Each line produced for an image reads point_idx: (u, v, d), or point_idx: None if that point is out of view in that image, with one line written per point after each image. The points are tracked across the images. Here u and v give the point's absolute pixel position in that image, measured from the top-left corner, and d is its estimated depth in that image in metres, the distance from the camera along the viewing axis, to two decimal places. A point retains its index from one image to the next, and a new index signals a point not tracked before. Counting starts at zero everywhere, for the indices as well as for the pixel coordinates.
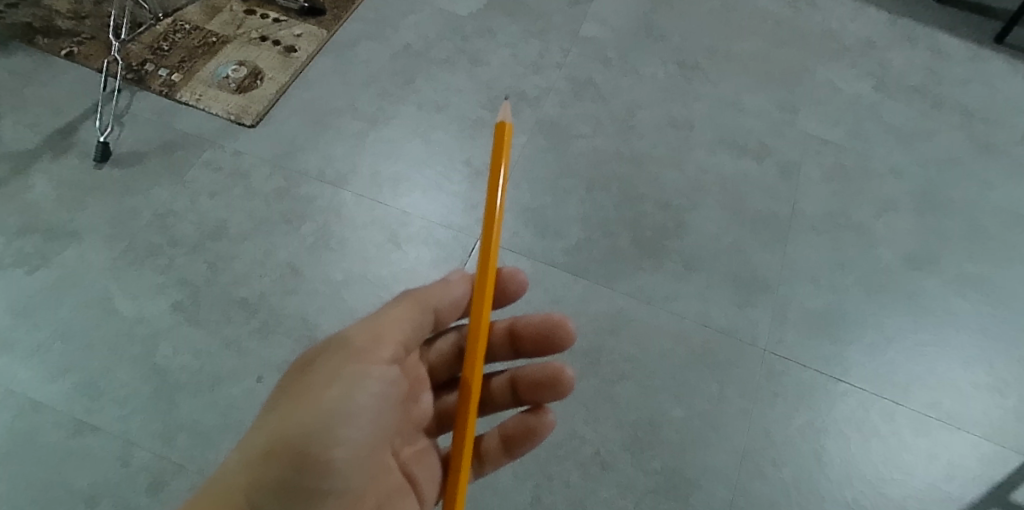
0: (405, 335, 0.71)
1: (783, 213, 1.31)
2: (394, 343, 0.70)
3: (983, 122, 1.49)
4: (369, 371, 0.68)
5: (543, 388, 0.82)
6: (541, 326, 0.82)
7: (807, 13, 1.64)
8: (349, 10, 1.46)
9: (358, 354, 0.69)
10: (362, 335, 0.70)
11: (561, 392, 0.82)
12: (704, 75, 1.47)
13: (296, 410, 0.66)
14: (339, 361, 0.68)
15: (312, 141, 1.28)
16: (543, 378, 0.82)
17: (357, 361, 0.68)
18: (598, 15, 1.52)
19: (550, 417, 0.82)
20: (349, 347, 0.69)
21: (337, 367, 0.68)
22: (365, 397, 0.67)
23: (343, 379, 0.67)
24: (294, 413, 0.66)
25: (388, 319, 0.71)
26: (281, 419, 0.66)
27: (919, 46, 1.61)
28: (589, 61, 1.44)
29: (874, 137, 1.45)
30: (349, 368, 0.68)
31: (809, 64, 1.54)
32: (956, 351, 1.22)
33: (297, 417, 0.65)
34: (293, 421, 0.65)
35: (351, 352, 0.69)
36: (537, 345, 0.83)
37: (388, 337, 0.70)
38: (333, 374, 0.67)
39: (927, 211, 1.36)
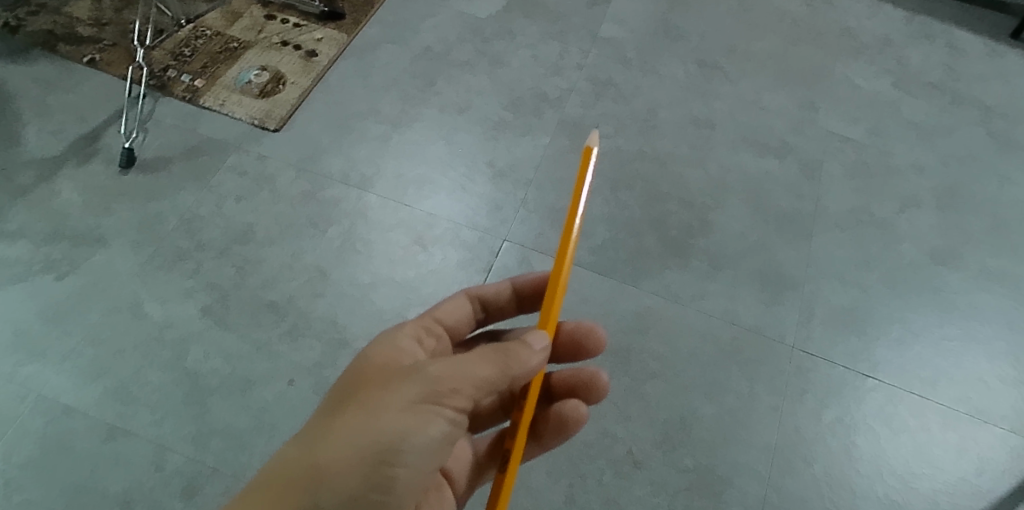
0: (484, 385, 0.64)
1: (808, 210, 1.31)
2: (473, 391, 0.64)
3: (1003, 117, 1.50)
4: (442, 410, 0.63)
5: (575, 391, 0.85)
6: (578, 334, 0.82)
7: (824, 11, 1.64)
8: (369, 15, 1.47)
9: (435, 392, 0.63)
10: (442, 373, 0.63)
11: (596, 396, 0.84)
12: (723, 74, 1.47)
13: (360, 433, 0.62)
14: (414, 392, 0.63)
15: (337, 145, 1.29)
16: (575, 381, 0.85)
17: (432, 400, 0.63)
18: (616, 16, 1.52)
19: (581, 412, 0.80)
20: (427, 383, 0.63)
21: (410, 398, 0.63)
22: (432, 435, 0.63)
23: (414, 413, 0.63)
24: (358, 438, 0.62)
25: (471, 362, 0.64)
26: (343, 443, 0.62)
27: (937, 42, 1.62)
28: (608, 61, 1.45)
29: (895, 134, 1.45)
30: (422, 404, 0.63)
31: (827, 63, 1.54)
32: (983, 345, 1.22)
33: (362, 444, 0.62)
34: (357, 446, 0.62)
35: (427, 387, 0.63)
36: (569, 351, 0.83)
37: (468, 384, 0.63)
38: (405, 405, 0.63)
39: (950, 207, 1.37)
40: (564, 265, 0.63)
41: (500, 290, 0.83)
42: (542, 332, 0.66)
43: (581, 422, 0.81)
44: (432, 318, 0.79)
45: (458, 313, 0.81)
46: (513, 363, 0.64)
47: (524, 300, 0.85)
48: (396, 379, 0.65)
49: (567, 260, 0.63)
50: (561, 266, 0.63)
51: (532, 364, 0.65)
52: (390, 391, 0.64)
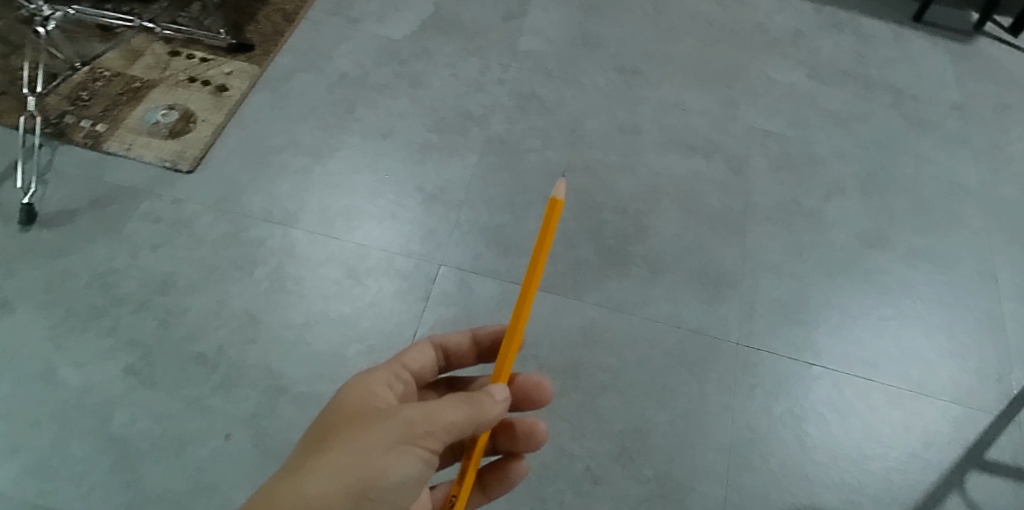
0: (458, 430, 0.61)
1: (739, 206, 1.33)
2: (451, 434, 0.61)
3: (912, 98, 1.60)
4: (421, 453, 0.60)
5: (519, 437, 0.76)
6: (528, 386, 0.77)
7: (734, 9, 1.68)
8: (279, 44, 1.42)
9: (416, 433, 0.60)
10: (425, 413, 0.60)
11: (534, 444, 0.76)
12: (645, 79, 1.48)
13: (339, 473, 0.57)
14: (395, 432, 0.59)
15: (257, 181, 1.23)
16: (518, 427, 0.76)
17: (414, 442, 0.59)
18: (534, 28, 1.52)
19: (524, 466, 0.79)
20: (404, 425, 0.60)
21: (391, 438, 0.59)
22: (407, 480, 0.60)
23: (396, 453, 0.59)
24: (338, 478, 0.57)
25: (450, 403, 0.62)
26: (320, 483, 0.57)
27: (845, 31, 1.71)
28: (530, 74, 1.44)
29: (813, 124, 1.50)
30: (403, 445, 0.59)
31: (743, 59, 1.57)
32: (917, 321, 1.28)
33: (339, 485, 0.57)
34: (336, 486, 0.57)
35: (409, 426, 0.60)
36: (516, 400, 0.78)
37: (444, 429, 0.60)
38: (387, 445, 0.59)
39: (872, 191, 1.42)
40: (523, 320, 0.61)
41: (466, 340, 0.78)
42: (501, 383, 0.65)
43: (521, 473, 0.79)
44: (403, 366, 0.73)
45: (425, 362, 0.75)
46: (484, 408, 0.62)
47: (487, 351, 0.80)
48: (374, 419, 0.61)
49: (525, 314, 0.60)
50: (519, 321, 0.61)
51: (496, 413, 0.63)
52: (370, 430, 0.60)
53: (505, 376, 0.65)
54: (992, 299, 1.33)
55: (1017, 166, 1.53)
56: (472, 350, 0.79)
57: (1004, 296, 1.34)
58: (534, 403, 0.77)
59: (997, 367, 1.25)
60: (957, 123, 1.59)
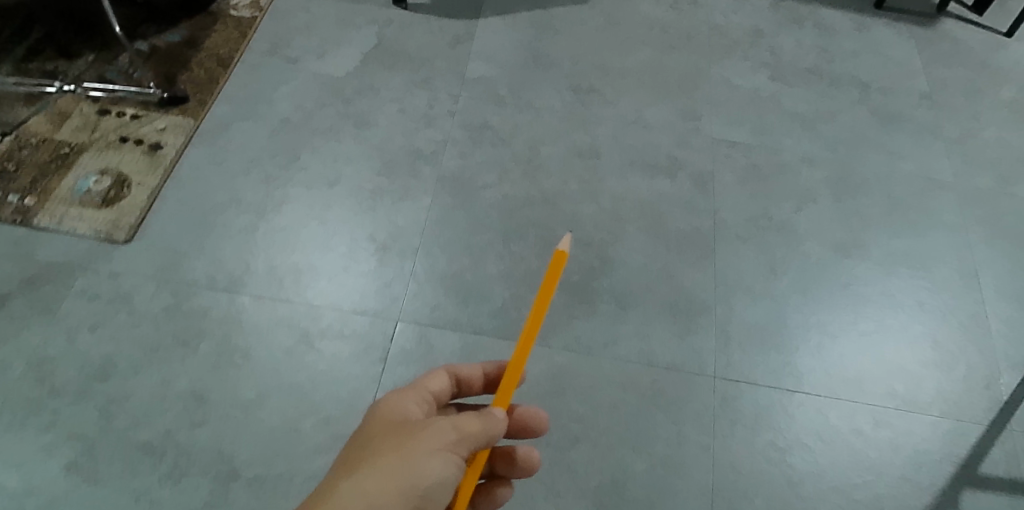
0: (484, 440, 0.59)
1: (707, 226, 1.27)
2: (481, 442, 0.60)
3: (880, 92, 1.55)
4: (458, 462, 0.58)
5: (514, 464, 0.71)
6: (530, 420, 0.70)
7: (691, 12, 1.61)
8: (214, 93, 1.35)
9: (451, 442, 0.58)
10: (457, 421, 0.59)
11: (527, 472, 0.71)
12: (601, 97, 1.42)
13: (382, 486, 0.55)
14: (434, 440, 0.58)
15: (198, 246, 1.17)
16: (516, 457, 0.71)
17: (452, 449, 0.57)
18: (483, 52, 1.46)
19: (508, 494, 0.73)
20: (438, 434, 0.58)
21: (431, 446, 0.57)
22: (446, 493, 0.57)
23: (437, 461, 0.57)
24: (385, 489, 0.55)
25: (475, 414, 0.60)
26: (366, 497, 0.54)
27: (806, 26, 1.64)
28: (481, 103, 1.38)
29: (779, 129, 1.43)
30: (441, 455, 0.57)
31: (703, 66, 1.51)
32: (900, 332, 1.23)
33: (385, 499, 0.54)
34: (381, 498, 0.54)
35: (444, 434, 0.58)
36: (513, 431, 0.71)
37: (472, 438, 0.59)
38: (426, 453, 0.57)
39: (844, 196, 1.36)
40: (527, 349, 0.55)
41: (480, 371, 0.72)
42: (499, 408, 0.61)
43: (502, 501, 0.73)
44: (427, 392, 0.67)
45: (441, 390, 0.68)
46: (503, 420, 0.61)
47: (495, 383, 0.74)
48: (409, 432, 0.59)
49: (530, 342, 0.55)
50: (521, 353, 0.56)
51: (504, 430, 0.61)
52: (408, 441, 0.58)
53: (508, 400, 0.61)
54: (976, 298, 1.28)
55: (991, 155, 1.48)
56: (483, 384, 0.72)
57: (987, 294, 1.29)
58: (530, 432, 0.70)
59: (984, 372, 1.20)
60: (928, 113, 1.53)
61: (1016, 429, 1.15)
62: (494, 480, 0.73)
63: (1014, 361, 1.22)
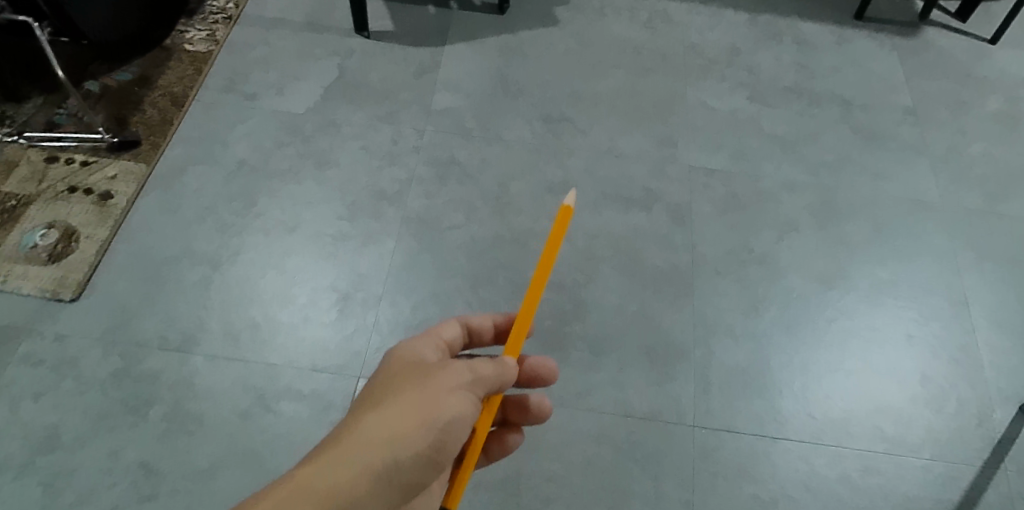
0: (496, 382, 0.64)
1: (685, 262, 1.22)
2: (495, 385, 0.64)
3: (862, 110, 1.45)
4: (475, 401, 0.62)
5: (525, 409, 0.78)
6: (541, 371, 0.76)
7: (666, 29, 1.53)
8: (167, 135, 1.29)
9: (469, 381, 0.62)
10: (472, 365, 0.64)
11: (538, 418, 0.79)
12: (573, 126, 1.35)
13: (408, 418, 0.58)
14: (454, 379, 0.62)
15: (149, 303, 1.11)
16: (528, 403, 0.78)
17: (472, 387, 0.61)
18: (449, 82, 1.40)
19: (520, 439, 0.80)
20: (457, 373, 0.62)
21: (451, 384, 0.61)
22: (466, 429, 0.61)
23: (458, 398, 0.61)
24: (411, 421, 0.58)
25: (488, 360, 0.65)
26: (393, 429, 0.58)
27: (785, 41, 1.55)
28: (447, 137, 1.33)
29: (758, 154, 1.36)
30: (461, 393, 0.61)
31: (678, 88, 1.43)
32: (889, 368, 1.17)
33: (411, 430, 0.58)
34: (407, 431, 0.58)
35: (461, 375, 0.62)
36: (525, 380, 0.77)
37: (486, 378, 0.63)
38: (447, 391, 0.61)
39: (827, 223, 1.30)
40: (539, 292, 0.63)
41: (490, 324, 0.77)
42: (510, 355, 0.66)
43: (512, 447, 0.80)
44: (441, 340, 0.71)
45: (453, 340, 0.73)
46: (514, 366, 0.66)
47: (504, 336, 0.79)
48: (428, 373, 0.63)
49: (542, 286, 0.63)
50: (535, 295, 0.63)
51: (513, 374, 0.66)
52: (428, 380, 0.62)
53: (519, 347, 0.67)
54: (967, 328, 1.23)
55: (980, 172, 1.40)
56: (492, 335, 0.77)
57: (979, 323, 1.23)
58: (541, 381, 0.76)
59: (976, 409, 1.15)
60: (913, 130, 1.45)
61: (1011, 470, 1.10)
62: (504, 425, 0.80)
63: (1007, 396, 1.17)
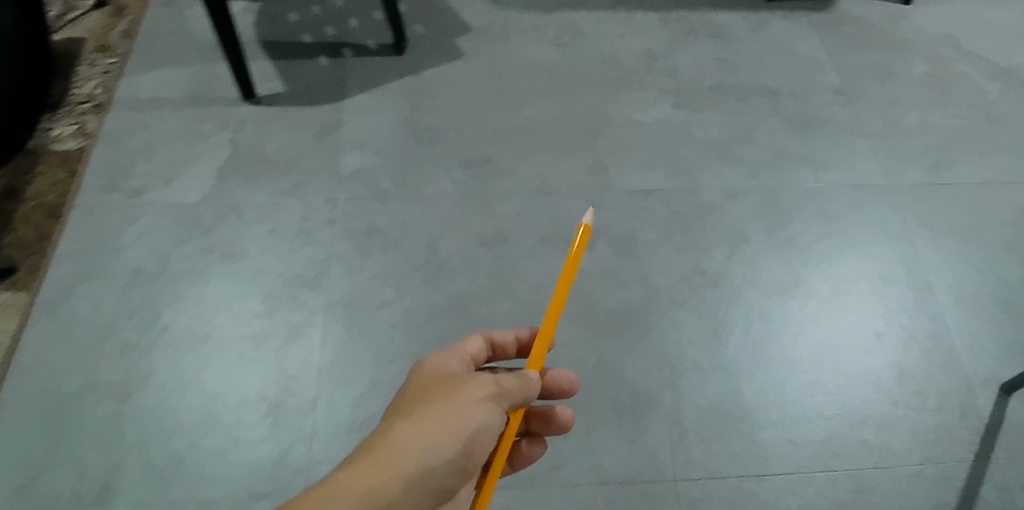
0: (520, 394, 0.65)
1: (638, 299, 1.14)
2: (519, 399, 0.66)
3: (791, 97, 1.38)
4: (500, 413, 0.64)
5: (549, 421, 0.79)
6: (563, 383, 0.78)
7: (576, 43, 1.43)
8: (48, 253, 1.17)
9: (496, 394, 0.64)
10: (498, 378, 0.65)
11: (563, 428, 0.80)
12: (495, 168, 1.26)
13: (438, 427, 0.61)
14: (480, 391, 0.64)
15: (53, 454, 0.98)
16: (553, 415, 0.79)
17: (498, 401, 0.63)
18: (355, 141, 1.29)
19: (539, 450, 0.81)
20: (484, 386, 0.64)
21: (477, 395, 0.63)
22: (490, 438, 0.63)
23: (483, 410, 0.62)
24: (438, 430, 0.61)
25: (513, 374, 0.66)
26: (425, 438, 0.60)
27: (700, 37, 1.46)
28: (363, 203, 1.22)
29: (694, 164, 1.28)
30: (487, 404, 0.63)
31: (599, 107, 1.34)
32: (862, 372, 1.11)
33: (440, 439, 0.60)
34: (435, 440, 0.60)
35: (488, 387, 0.64)
36: (548, 393, 0.79)
37: (513, 391, 0.65)
38: (472, 402, 0.63)
39: (777, 227, 1.23)
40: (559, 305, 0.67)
41: (515, 336, 0.80)
42: (533, 369, 0.68)
43: (535, 458, 0.82)
44: (467, 351, 0.74)
45: (478, 351, 0.75)
46: (538, 380, 0.68)
47: (528, 348, 0.82)
48: (457, 384, 0.65)
49: (563, 299, 0.66)
50: (556, 308, 0.67)
51: (536, 387, 0.67)
52: (456, 390, 0.64)
53: (541, 362, 0.69)
54: (933, 313, 1.17)
55: (919, 143, 1.35)
56: (516, 347, 0.80)
57: (944, 304, 1.18)
58: (563, 394, 0.78)
59: (956, 401, 1.10)
60: (845, 110, 1.38)
61: (1002, 458, 1.06)
62: (529, 436, 0.81)
63: (984, 380, 1.12)
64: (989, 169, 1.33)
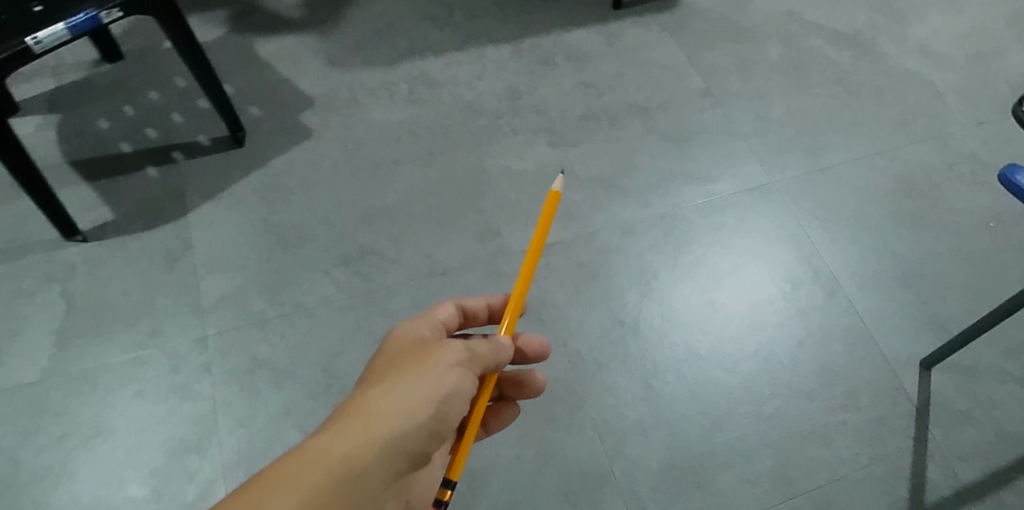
0: (492, 359, 0.65)
1: (563, 368, 1.07)
2: (491, 364, 0.65)
3: (662, 111, 1.35)
4: (472, 378, 0.63)
5: (521, 386, 0.84)
6: (534, 347, 0.82)
7: (433, 95, 1.33)
8: None
9: (469, 359, 0.63)
10: (471, 343, 0.65)
11: (534, 391, 0.84)
12: (378, 257, 1.14)
13: (411, 392, 0.59)
14: (453, 356, 0.63)
15: None
16: (525, 380, 0.83)
17: (471, 364, 0.62)
18: (212, 262, 1.12)
19: (514, 411, 0.85)
20: (458, 350, 0.63)
21: (451, 360, 0.62)
22: (464, 403, 0.62)
23: (457, 374, 0.61)
24: (411, 392, 0.59)
25: (483, 339, 0.66)
26: (399, 403, 0.58)
27: (559, 62, 1.40)
28: (238, 333, 1.07)
29: (584, 206, 1.22)
30: (460, 369, 0.62)
31: (473, 163, 1.25)
32: (794, 385, 1.09)
33: (414, 402, 0.58)
34: (408, 404, 0.58)
35: (461, 352, 0.63)
36: (521, 357, 0.82)
37: (486, 353, 0.64)
38: (446, 366, 0.62)
39: (680, 255, 1.19)
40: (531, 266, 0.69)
41: (486, 303, 0.80)
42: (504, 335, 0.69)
43: (510, 419, 0.86)
44: (438, 320, 0.73)
45: (449, 319, 0.75)
46: (509, 345, 0.68)
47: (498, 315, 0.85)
48: (427, 351, 0.63)
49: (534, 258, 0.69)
50: (529, 266, 0.69)
51: (506, 352, 0.67)
52: (429, 356, 0.63)
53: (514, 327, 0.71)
54: (844, 306, 1.17)
55: (791, 132, 1.37)
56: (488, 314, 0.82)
57: (851, 293, 1.19)
58: (535, 358, 0.82)
59: (887, 390, 1.10)
60: (716, 113, 1.37)
61: (938, 434, 1.07)
62: (503, 401, 0.86)
63: (904, 361, 1.13)
64: (858, 145, 1.37)
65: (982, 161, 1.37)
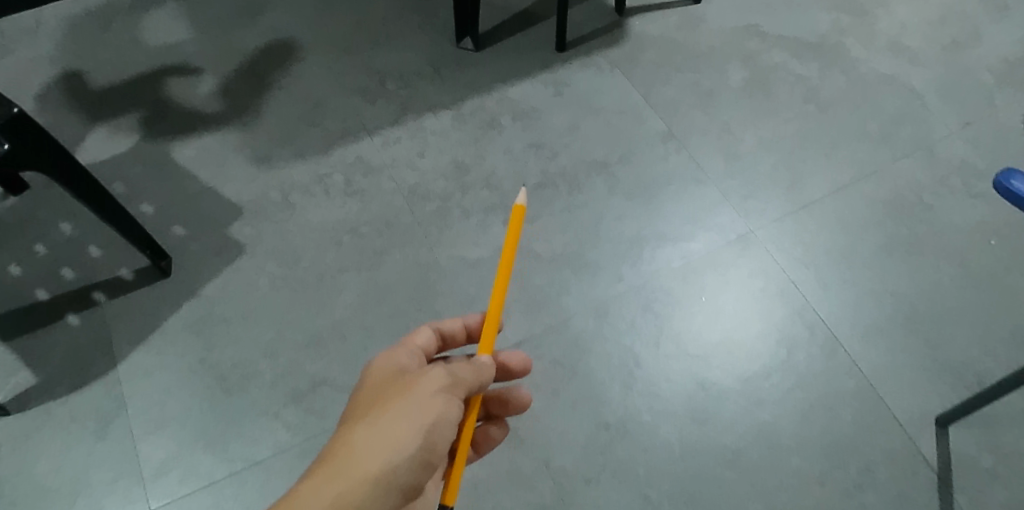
0: (477, 380, 0.61)
1: (550, 491, 0.97)
2: (474, 386, 0.61)
3: (622, 164, 1.25)
4: (457, 403, 0.58)
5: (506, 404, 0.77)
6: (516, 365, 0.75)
7: (372, 183, 1.21)
8: None
9: (452, 384, 0.58)
10: (451, 367, 0.60)
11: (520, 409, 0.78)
12: (331, 386, 1.03)
13: (396, 426, 0.55)
14: (434, 384, 0.58)
15: None
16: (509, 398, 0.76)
17: (454, 390, 0.58)
18: (150, 420, 1.01)
19: (503, 429, 0.78)
20: (439, 377, 0.59)
21: (433, 388, 0.58)
22: (451, 431, 0.58)
23: (441, 402, 0.57)
24: (397, 426, 0.55)
25: (465, 361, 0.61)
26: (384, 440, 0.55)
27: (505, 123, 1.28)
28: (185, 502, 0.95)
29: (551, 292, 1.12)
30: (444, 397, 0.57)
31: (424, 256, 1.14)
32: (802, 469, 1.00)
33: (399, 437, 0.55)
34: (395, 437, 0.55)
35: (443, 378, 0.58)
36: (502, 374, 0.75)
37: (468, 374, 0.60)
38: (428, 395, 0.57)
39: (662, 336, 1.09)
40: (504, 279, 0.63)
41: (463, 324, 0.74)
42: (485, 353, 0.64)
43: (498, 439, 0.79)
44: (417, 346, 0.69)
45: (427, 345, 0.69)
46: (491, 364, 0.63)
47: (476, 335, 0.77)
48: (407, 380, 0.59)
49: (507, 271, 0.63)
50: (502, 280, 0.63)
51: (490, 370, 0.63)
52: (409, 386, 0.58)
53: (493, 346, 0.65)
54: (848, 366, 1.07)
55: (765, 168, 1.26)
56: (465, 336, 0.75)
57: (853, 350, 1.09)
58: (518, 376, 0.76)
59: (903, 459, 1.00)
60: (682, 159, 1.26)
61: (965, 503, 0.97)
62: (488, 420, 0.79)
63: (918, 421, 1.03)
64: (840, 171, 1.26)
65: (974, 169, 1.26)
